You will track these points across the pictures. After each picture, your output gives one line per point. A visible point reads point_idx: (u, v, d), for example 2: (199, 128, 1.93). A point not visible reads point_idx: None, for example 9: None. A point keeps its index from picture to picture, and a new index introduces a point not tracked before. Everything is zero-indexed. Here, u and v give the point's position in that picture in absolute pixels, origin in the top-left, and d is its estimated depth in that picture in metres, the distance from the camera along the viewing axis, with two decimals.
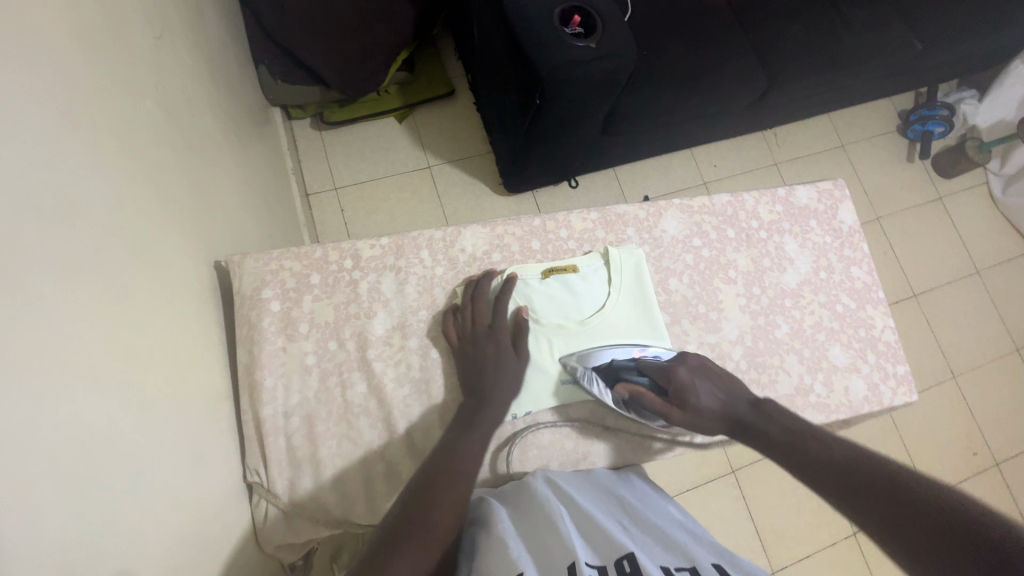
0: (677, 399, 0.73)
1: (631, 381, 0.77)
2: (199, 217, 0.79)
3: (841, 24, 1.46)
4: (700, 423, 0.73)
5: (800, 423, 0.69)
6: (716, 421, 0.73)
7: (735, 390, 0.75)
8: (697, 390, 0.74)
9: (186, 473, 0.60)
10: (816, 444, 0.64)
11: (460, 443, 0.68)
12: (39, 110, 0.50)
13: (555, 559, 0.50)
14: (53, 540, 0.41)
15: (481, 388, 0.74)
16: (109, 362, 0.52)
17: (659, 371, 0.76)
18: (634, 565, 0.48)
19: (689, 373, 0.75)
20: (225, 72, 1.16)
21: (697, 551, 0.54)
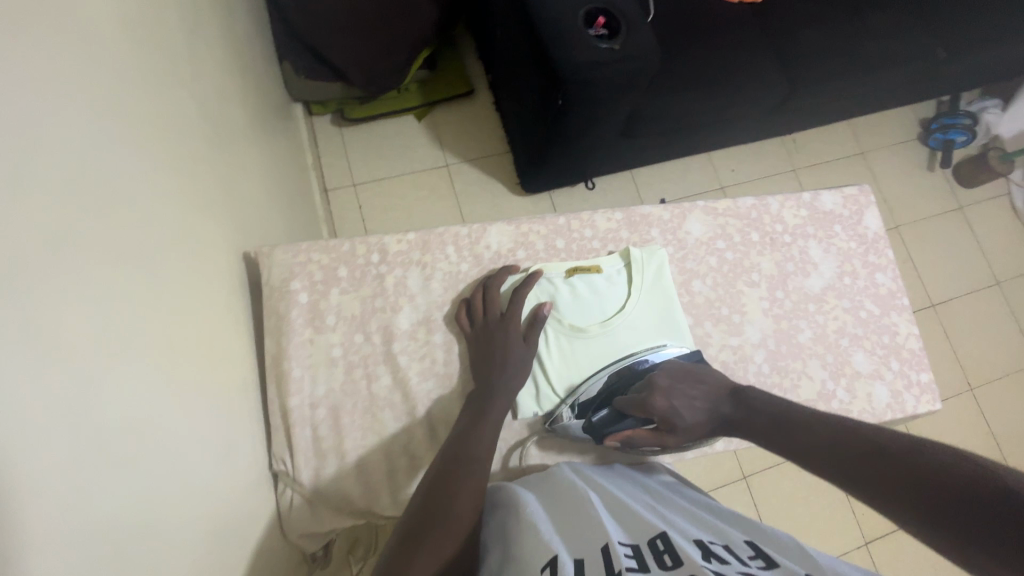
0: (666, 427, 0.73)
1: (618, 427, 0.76)
2: (229, 209, 0.80)
3: (865, 31, 1.45)
4: (697, 436, 0.73)
5: (773, 404, 0.68)
6: (710, 425, 0.72)
7: (714, 395, 0.73)
8: (681, 413, 0.72)
9: (216, 459, 0.61)
10: (799, 427, 0.63)
11: (473, 432, 0.68)
12: (82, 101, 0.51)
13: (587, 542, 0.51)
14: (94, 516, 0.42)
15: (489, 380, 0.74)
16: (146, 348, 0.53)
17: (636, 406, 0.74)
18: (667, 543, 0.48)
19: (664, 402, 0.72)
20: (252, 68, 1.18)
21: (729, 529, 0.54)
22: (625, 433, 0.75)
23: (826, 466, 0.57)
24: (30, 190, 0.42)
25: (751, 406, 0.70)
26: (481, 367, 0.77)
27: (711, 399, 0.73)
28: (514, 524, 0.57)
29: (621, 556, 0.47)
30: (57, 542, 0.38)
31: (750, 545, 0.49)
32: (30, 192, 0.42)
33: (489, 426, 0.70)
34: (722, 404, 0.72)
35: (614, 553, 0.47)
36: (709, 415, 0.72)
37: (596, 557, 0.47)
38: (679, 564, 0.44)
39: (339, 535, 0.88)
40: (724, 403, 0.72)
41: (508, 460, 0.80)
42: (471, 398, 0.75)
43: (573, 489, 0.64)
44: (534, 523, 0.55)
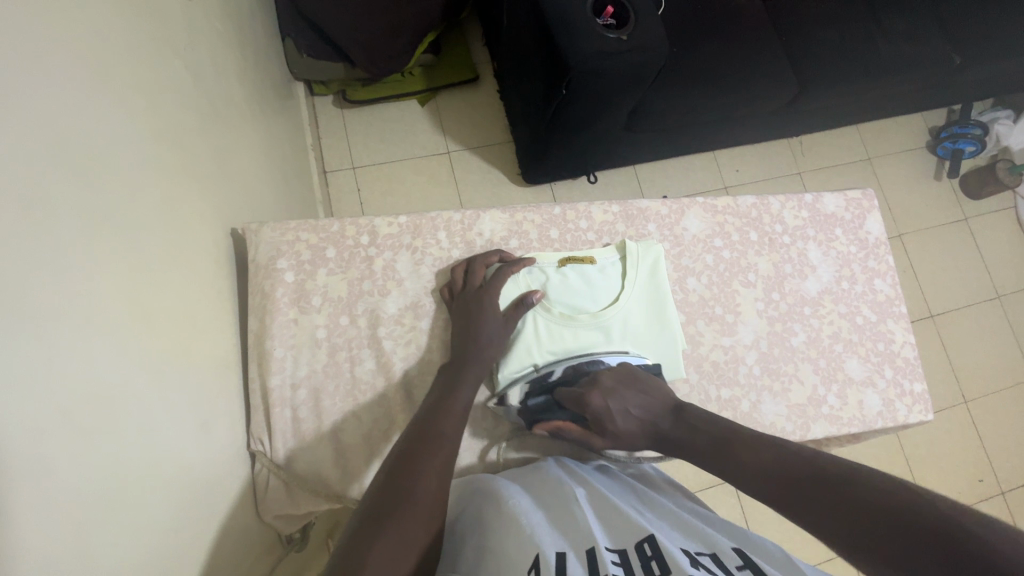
0: (596, 426, 0.71)
1: (550, 417, 0.74)
2: (219, 183, 0.79)
3: (878, 33, 1.42)
4: (624, 445, 0.71)
5: (720, 427, 0.65)
6: (640, 438, 0.70)
7: (654, 405, 0.70)
8: (614, 415, 0.70)
9: (192, 437, 0.60)
10: (746, 451, 0.61)
11: (444, 412, 0.66)
12: (69, 60, 0.50)
13: (572, 544, 0.50)
14: (61, 490, 0.41)
15: (461, 360, 0.73)
16: (125, 321, 0.52)
17: (574, 401, 0.72)
18: (655, 549, 0.47)
19: (600, 401, 0.70)
20: (252, 42, 1.15)
21: (717, 536, 0.53)
22: (555, 424, 0.73)
23: (786, 506, 0.54)
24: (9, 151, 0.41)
25: (689, 425, 0.67)
26: (455, 347, 0.75)
27: (649, 411, 0.70)
28: (496, 516, 0.56)
29: (608, 563, 0.46)
30: (17, 516, 0.36)
31: (738, 555, 0.48)
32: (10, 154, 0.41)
33: (460, 406, 0.68)
34: (659, 418, 0.69)
35: (601, 559, 0.46)
36: (643, 425, 0.70)
37: (583, 561, 0.46)
38: (667, 574, 0.43)
39: (317, 518, 0.88)
40: (663, 419, 0.69)
41: (490, 452, 0.79)
42: (438, 378, 0.73)
43: (560, 487, 0.63)
44: (518, 517, 0.54)
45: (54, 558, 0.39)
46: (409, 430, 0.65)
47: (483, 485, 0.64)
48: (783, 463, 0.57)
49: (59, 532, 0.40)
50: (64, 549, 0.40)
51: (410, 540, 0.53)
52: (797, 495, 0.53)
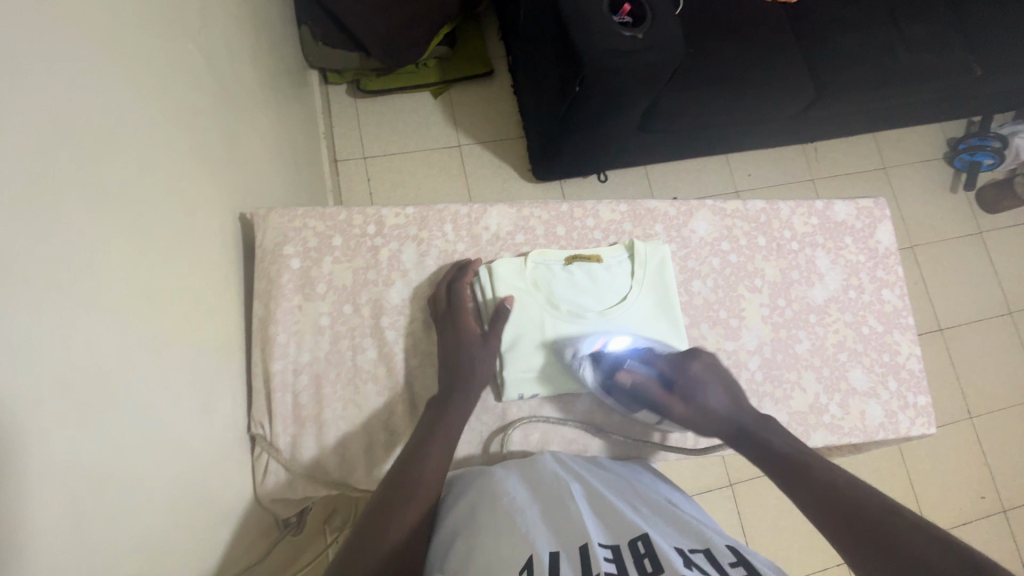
0: (683, 391, 0.75)
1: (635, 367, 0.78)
2: (229, 167, 0.79)
3: (899, 41, 1.40)
4: (701, 422, 0.73)
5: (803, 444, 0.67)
6: (719, 424, 0.72)
7: (740, 400, 0.74)
8: (706, 388, 0.74)
9: (194, 417, 0.61)
10: (819, 470, 0.62)
11: (420, 451, 0.66)
12: (85, 38, 0.50)
13: (566, 541, 0.50)
14: (64, 462, 0.41)
15: (447, 391, 0.73)
16: (132, 299, 0.53)
17: (669, 366, 0.77)
18: (648, 546, 0.47)
19: (702, 367, 0.75)
20: (268, 28, 1.16)
21: (710, 534, 0.53)
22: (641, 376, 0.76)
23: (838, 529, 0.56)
24: (17, 127, 0.41)
25: (773, 436, 0.69)
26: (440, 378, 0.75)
27: (739, 401, 0.74)
28: (487, 517, 0.56)
29: (600, 560, 0.46)
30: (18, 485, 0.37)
31: (732, 552, 0.48)
32: (19, 129, 0.41)
33: (435, 445, 0.67)
34: (746, 414, 0.72)
35: (593, 557, 0.46)
36: (727, 413, 0.72)
37: (575, 559, 0.46)
38: (660, 572, 0.43)
39: (314, 504, 0.88)
40: (748, 416, 0.72)
41: (490, 443, 0.79)
42: (423, 415, 0.73)
43: (555, 481, 0.63)
44: (509, 519, 0.54)
45: (52, 530, 0.39)
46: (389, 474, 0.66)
47: (473, 486, 0.64)
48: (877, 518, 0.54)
49: (60, 504, 0.41)
50: (61, 522, 0.40)
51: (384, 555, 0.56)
52: (863, 534, 0.53)
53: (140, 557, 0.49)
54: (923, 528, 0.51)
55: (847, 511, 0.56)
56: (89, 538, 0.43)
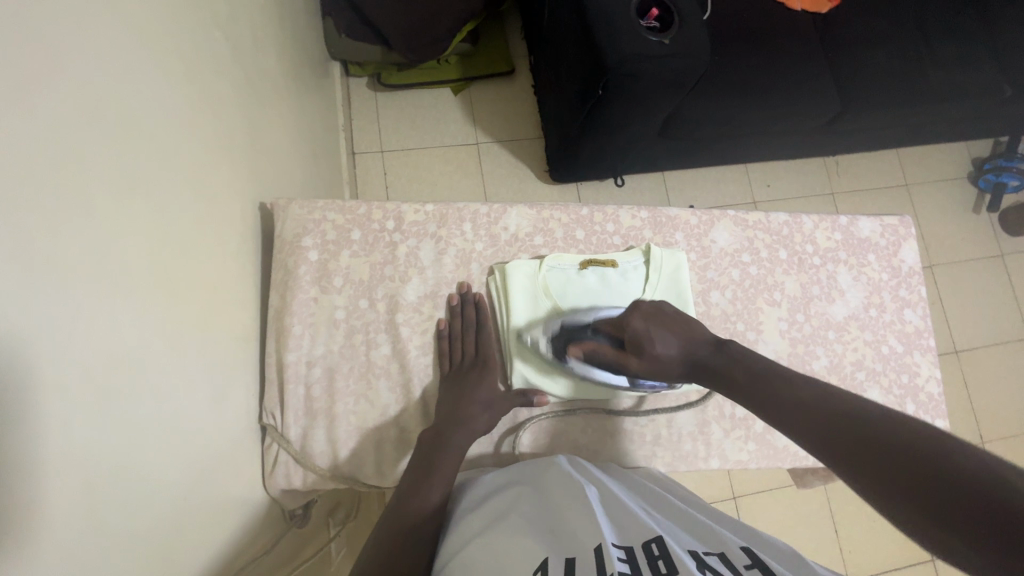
0: (633, 348, 0.73)
1: (583, 338, 0.78)
2: (252, 157, 0.80)
3: (929, 57, 1.37)
4: (659, 372, 0.72)
5: (762, 360, 0.66)
6: (676, 367, 0.71)
7: (692, 331, 0.73)
8: (653, 339, 0.72)
9: (207, 405, 0.61)
10: (783, 385, 0.61)
11: (418, 494, 0.64)
12: (117, 25, 0.51)
13: (579, 541, 0.49)
14: (82, 447, 0.42)
15: (445, 430, 0.70)
16: (152, 286, 0.53)
17: (612, 325, 0.77)
18: (662, 549, 0.47)
19: (641, 320, 0.73)
20: (293, 18, 1.16)
21: (727, 536, 0.53)
22: (591, 345, 0.76)
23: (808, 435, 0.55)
24: (45, 110, 0.41)
25: (737, 357, 0.68)
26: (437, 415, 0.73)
27: (688, 340, 0.72)
28: (502, 521, 0.56)
29: (614, 559, 0.46)
30: (37, 461, 0.38)
31: (747, 555, 0.48)
32: (46, 111, 0.41)
33: (434, 491, 0.64)
34: (700, 347, 0.71)
35: (608, 555, 0.46)
36: (682, 352, 0.71)
37: (590, 558, 0.47)
38: None
39: (320, 498, 0.89)
40: (703, 349, 0.71)
41: (501, 444, 0.79)
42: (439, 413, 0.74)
43: (568, 480, 0.63)
44: (524, 525, 0.54)
45: (66, 507, 0.40)
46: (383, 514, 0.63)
47: (490, 493, 0.65)
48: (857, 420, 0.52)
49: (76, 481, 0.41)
50: (76, 499, 0.41)
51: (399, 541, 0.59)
52: (831, 433, 0.52)
53: (152, 540, 0.49)
54: (901, 422, 0.48)
55: (828, 419, 0.54)
56: (102, 518, 0.43)
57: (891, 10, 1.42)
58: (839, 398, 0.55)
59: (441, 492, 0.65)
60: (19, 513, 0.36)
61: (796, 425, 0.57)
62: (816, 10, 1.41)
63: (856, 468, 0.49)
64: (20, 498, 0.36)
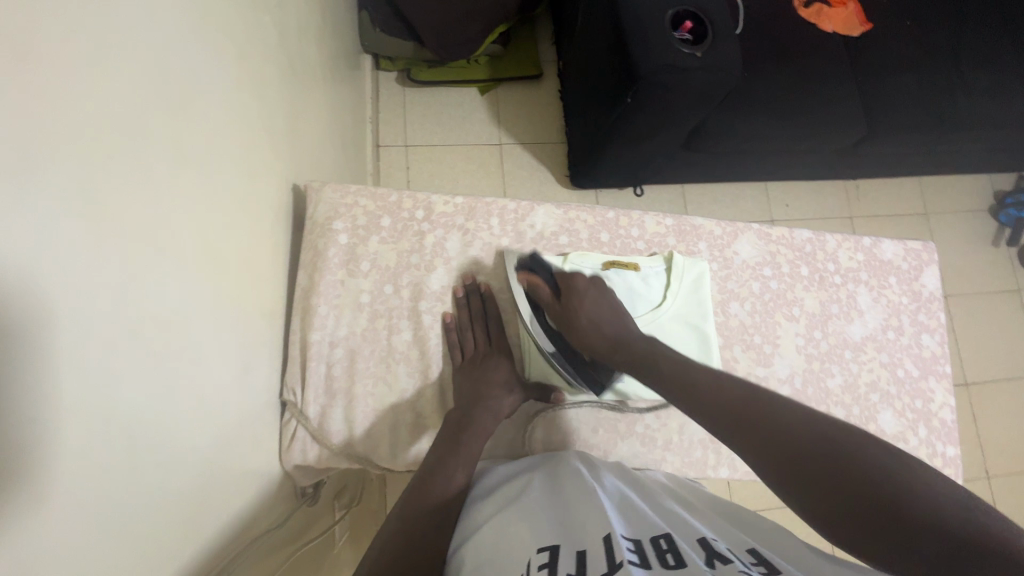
0: (565, 298, 0.78)
1: (538, 272, 0.80)
2: (289, 140, 0.82)
3: (959, 87, 1.37)
4: (571, 327, 0.76)
5: (684, 359, 0.69)
6: (597, 341, 0.74)
7: (624, 318, 0.76)
8: (584, 301, 0.77)
9: (235, 376, 0.63)
10: (711, 381, 0.63)
11: (439, 478, 0.64)
12: (182, 6, 0.53)
13: (589, 531, 0.50)
14: (120, 400, 0.44)
15: (465, 418, 0.71)
16: (194, 255, 0.55)
17: (564, 275, 0.80)
18: (671, 543, 0.48)
19: (587, 282, 0.79)
20: (333, 9, 1.18)
21: (734, 535, 0.54)
22: (536, 278, 0.79)
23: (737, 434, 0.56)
24: (110, 75, 0.43)
25: (664, 357, 0.70)
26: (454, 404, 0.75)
27: (615, 322, 0.76)
28: (513, 507, 0.57)
29: (623, 549, 0.46)
30: (72, 403, 0.39)
31: (754, 554, 0.49)
32: (111, 77, 0.43)
33: (456, 474, 0.65)
34: (626, 334, 0.75)
35: (616, 543, 0.47)
36: (606, 329, 0.75)
37: (598, 545, 0.47)
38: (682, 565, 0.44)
39: (329, 478, 0.90)
40: (635, 339, 0.74)
41: (513, 435, 0.81)
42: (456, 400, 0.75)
43: (578, 476, 0.63)
44: (535, 512, 0.55)
45: (93, 455, 0.40)
46: (406, 489, 0.63)
47: (503, 482, 0.66)
48: (772, 414, 0.55)
49: (103, 430, 0.42)
50: (110, 449, 0.42)
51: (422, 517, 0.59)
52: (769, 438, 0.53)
53: (173, 501, 0.50)
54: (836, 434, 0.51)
55: (744, 410, 0.57)
56: (133, 470, 0.45)
57: (924, 36, 1.43)
58: (771, 400, 0.57)
59: (463, 476, 0.66)
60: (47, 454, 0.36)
61: (711, 414, 0.59)
62: (848, 33, 1.42)
63: (795, 478, 0.50)
64: (52, 438, 0.37)
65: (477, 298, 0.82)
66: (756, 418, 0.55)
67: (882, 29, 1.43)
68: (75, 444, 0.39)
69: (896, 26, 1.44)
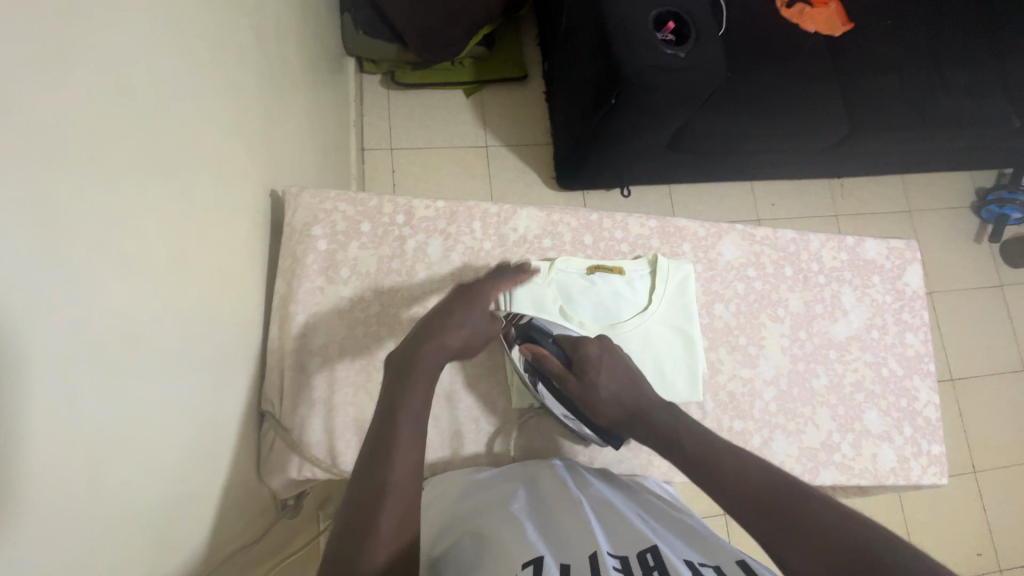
0: (577, 368, 0.73)
1: (541, 342, 0.77)
2: (266, 145, 0.80)
3: (939, 86, 1.39)
4: (590, 400, 0.71)
5: (701, 427, 0.64)
6: (612, 411, 0.69)
7: (641, 383, 0.71)
8: (599, 368, 0.72)
9: (209, 391, 0.61)
10: (722, 451, 0.59)
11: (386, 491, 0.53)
12: (152, 10, 0.52)
13: (574, 548, 0.49)
14: (86, 422, 0.42)
15: (397, 407, 0.59)
16: (165, 270, 0.53)
17: (569, 342, 0.76)
18: (658, 559, 0.48)
19: (597, 347, 0.74)
20: (313, 11, 1.16)
21: (721, 548, 0.53)
22: (541, 349, 0.75)
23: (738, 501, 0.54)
24: (74, 80, 0.41)
25: (680, 425, 0.64)
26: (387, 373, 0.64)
27: (632, 387, 0.70)
28: (496, 518, 0.56)
29: (610, 568, 0.46)
30: (25, 426, 0.36)
31: (742, 568, 0.48)
32: (76, 83, 0.41)
33: (399, 469, 0.54)
34: (643, 399, 0.69)
35: (603, 563, 0.46)
36: (623, 396, 0.70)
37: (584, 564, 0.47)
38: None
39: (312, 489, 0.89)
40: (652, 406, 0.68)
41: (501, 442, 0.79)
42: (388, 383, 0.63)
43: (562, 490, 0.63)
44: (518, 523, 0.54)
45: (48, 479, 0.38)
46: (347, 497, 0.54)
47: (486, 491, 0.65)
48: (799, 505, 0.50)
49: (63, 452, 0.39)
50: (77, 477, 0.40)
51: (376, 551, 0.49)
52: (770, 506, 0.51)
53: (137, 528, 0.47)
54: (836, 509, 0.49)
55: (774, 498, 0.52)
56: (102, 495, 0.43)
57: (905, 35, 1.44)
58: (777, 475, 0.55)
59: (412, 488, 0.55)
60: (1, 480, 0.34)
61: (731, 498, 0.54)
62: (830, 33, 1.43)
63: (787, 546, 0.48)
64: (6, 464, 0.34)
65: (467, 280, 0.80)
66: (781, 506, 0.51)
67: (863, 28, 1.44)
68: (33, 468, 0.36)
69: (877, 25, 1.45)
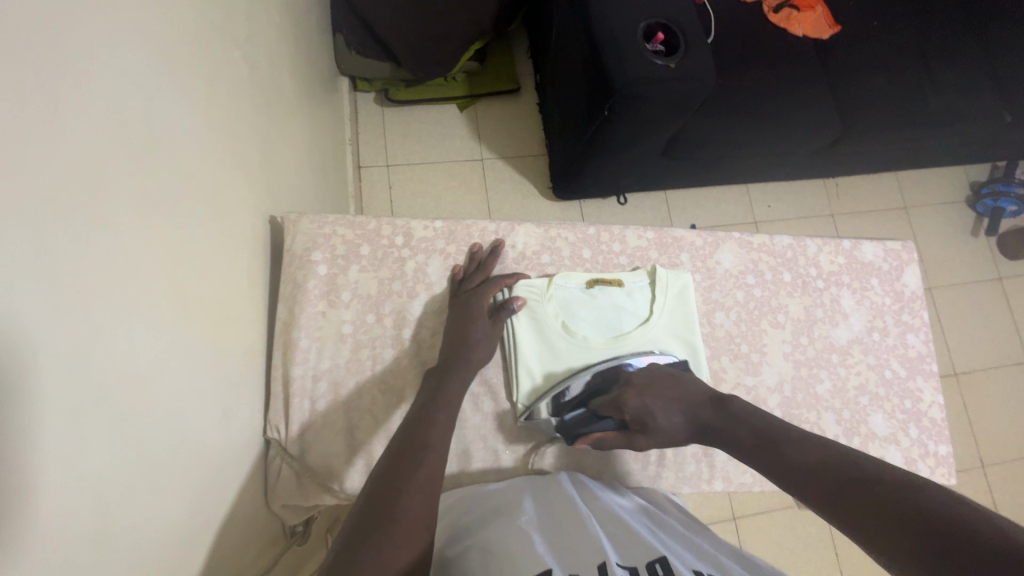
0: (638, 427, 0.72)
1: (590, 428, 0.76)
2: (265, 173, 0.81)
3: (928, 84, 1.40)
4: (668, 443, 0.72)
5: (762, 416, 0.67)
6: (686, 436, 0.71)
7: (692, 401, 0.72)
8: (656, 414, 0.71)
9: (215, 422, 0.61)
10: (789, 446, 0.62)
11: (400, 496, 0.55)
12: (147, 51, 0.53)
13: (584, 558, 0.50)
14: (95, 468, 0.42)
15: (417, 425, 0.64)
16: (168, 304, 0.54)
17: (611, 406, 0.74)
18: (668, 571, 0.48)
19: (637, 400, 0.72)
20: (306, 34, 1.18)
21: (729, 563, 0.53)
22: (598, 435, 0.75)
23: (808, 493, 0.57)
24: (71, 126, 0.42)
25: (744, 428, 0.66)
26: (413, 410, 0.67)
27: (689, 408, 0.71)
28: (504, 526, 0.57)
29: None
30: (35, 478, 0.36)
31: None
32: (74, 129, 0.42)
33: (416, 499, 0.56)
34: (701, 410, 0.71)
35: None
36: (686, 420, 0.71)
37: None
38: None
39: (319, 513, 0.89)
40: (704, 409, 0.71)
41: (508, 460, 0.79)
42: (414, 404, 0.68)
43: (570, 501, 0.63)
44: (527, 532, 0.55)
45: (59, 529, 0.38)
46: (358, 512, 0.55)
47: (492, 501, 0.66)
48: (866, 486, 0.52)
49: (69, 500, 0.39)
50: (86, 522, 0.41)
51: (389, 554, 0.51)
52: (834, 490, 0.54)
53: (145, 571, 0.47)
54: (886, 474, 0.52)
55: (843, 486, 0.53)
56: (113, 536, 0.43)
57: (891, 35, 1.45)
58: (839, 459, 0.57)
59: (426, 501, 0.56)
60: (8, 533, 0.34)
61: (808, 490, 0.57)
62: (817, 36, 1.44)
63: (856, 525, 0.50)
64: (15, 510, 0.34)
65: (461, 282, 0.82)
66: (844, 489, 0.53)
67: (850, 30, 1.46)
68: (36, 523, 0.36)
69: (864, 27, 1.46)
